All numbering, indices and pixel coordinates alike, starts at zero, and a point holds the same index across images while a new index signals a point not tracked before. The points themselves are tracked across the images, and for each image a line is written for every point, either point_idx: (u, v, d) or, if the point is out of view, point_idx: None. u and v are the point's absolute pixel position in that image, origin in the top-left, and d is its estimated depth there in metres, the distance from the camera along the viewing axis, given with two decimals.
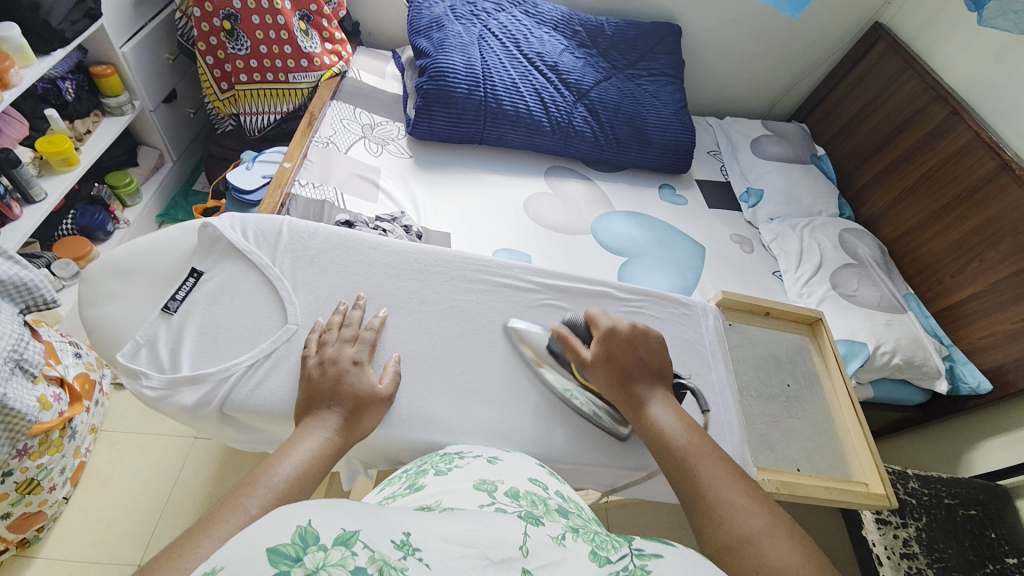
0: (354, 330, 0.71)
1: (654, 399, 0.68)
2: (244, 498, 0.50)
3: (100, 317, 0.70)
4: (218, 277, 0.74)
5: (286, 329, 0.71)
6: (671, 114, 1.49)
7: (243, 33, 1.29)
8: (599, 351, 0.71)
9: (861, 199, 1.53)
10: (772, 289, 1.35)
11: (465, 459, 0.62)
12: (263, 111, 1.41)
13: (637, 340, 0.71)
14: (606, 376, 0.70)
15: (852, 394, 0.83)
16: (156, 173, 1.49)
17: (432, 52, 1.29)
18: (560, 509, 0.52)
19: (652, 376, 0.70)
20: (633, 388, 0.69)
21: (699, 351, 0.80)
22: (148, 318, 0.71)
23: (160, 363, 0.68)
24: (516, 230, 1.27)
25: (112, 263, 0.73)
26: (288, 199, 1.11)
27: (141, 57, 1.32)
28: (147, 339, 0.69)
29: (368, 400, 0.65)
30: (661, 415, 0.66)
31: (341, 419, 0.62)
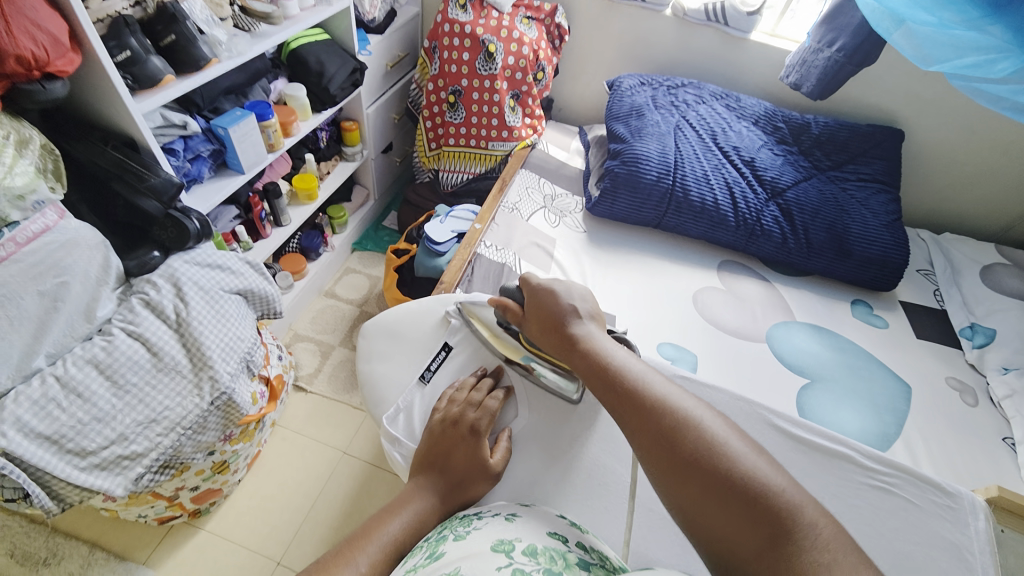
0: (479, 397, 0.72)
1: (585, 322, 0.73)
2: (355, 551, 0.54)
3: (374, 373, 0.83)
4: (463, 354, 0.82)
5: (517, 422, 0.75)
6: (881, 226, 1.32)
7: (461, 106, 1.49)
8: (527, 307, 0.77)
9: None
10: (1005, 462, 1.07)
11: (482, 520, 0.56)
12: (459, 169, 1.58)
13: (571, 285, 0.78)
14: (537, 323, 0.74)
15: None
16: (360, 208, 1.74)
17: (629, 138, 1.34)
18: (581, 565, 0.49)
19: (587, 313, 0.75)
20: (571, 321, 0.72)
21: (971, 565, 0.66)
22: (408, 385, 0.80)
23: (412, 433, 0.74)
24: (681, 324, 1.21)
25: (385, 325, 0.88)
26: (474, 257, 1.21)
27: (378, 117, 1.58)
28: (405, 405, 0.78)
29: (475, 474, 0.65)
30: (593, 336, 0.70)
31: (444, 488, 0.64)
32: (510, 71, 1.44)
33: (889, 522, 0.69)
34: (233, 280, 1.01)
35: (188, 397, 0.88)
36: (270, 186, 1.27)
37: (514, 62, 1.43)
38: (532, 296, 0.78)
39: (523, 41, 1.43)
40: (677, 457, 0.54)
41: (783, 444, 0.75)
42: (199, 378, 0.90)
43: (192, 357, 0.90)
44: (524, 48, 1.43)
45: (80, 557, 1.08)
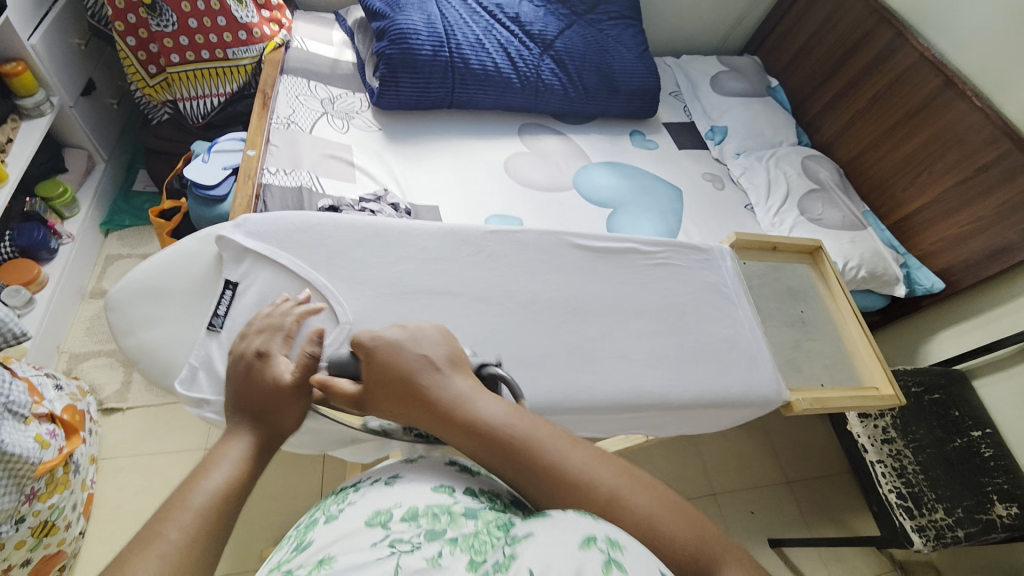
0: (271, 321, 0.63)
1: (492, 411, 0.51)
2: (165, 525, 0.43)
3: (144, 344, 0.67)
4: (254, 287, 0.68)
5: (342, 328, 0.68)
6: (636, 59, 1.49)
7: (167, 7, 1.13)
8: (364, 382, 0.55)
9: (816, 126, 1.60)
10: (748, 222, 1.44)
11: (360, 490, 0.52)
12: (202, 94, 1.27)
13: (410, 341, 0.56)
14: (392, 402, 0.53)
15: (855, 309, 0.95)
16: (89, 177, 1.33)
17: (389, 13, 1.20)
18: (468, 514, 0.45)
19: (451, 367, 0.55)
20: (477, 408, 0.51)
21: (724, 292, 0.89)
22: (196, 338, 0.66)
23: (221, 383, 0.64)
24: (503, 194, 1.26)
25: (138, 285, 0.69)
26: (262, 189, 1.04)
27: (51, 46, 1.13)
28: (202, 361, 0.65)
29: (282, 393, 0.56)
30: (487, 407, 0.51)
31: (254, 417, 0.55)
32: None
33: (677, 288, 0.88)
34: None
35: None
36: None
37: None
38: (366, 365, 0.55)
39: None
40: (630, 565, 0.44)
41: (600, 261, 0.86)
42: None
43: None
44: None
45: None
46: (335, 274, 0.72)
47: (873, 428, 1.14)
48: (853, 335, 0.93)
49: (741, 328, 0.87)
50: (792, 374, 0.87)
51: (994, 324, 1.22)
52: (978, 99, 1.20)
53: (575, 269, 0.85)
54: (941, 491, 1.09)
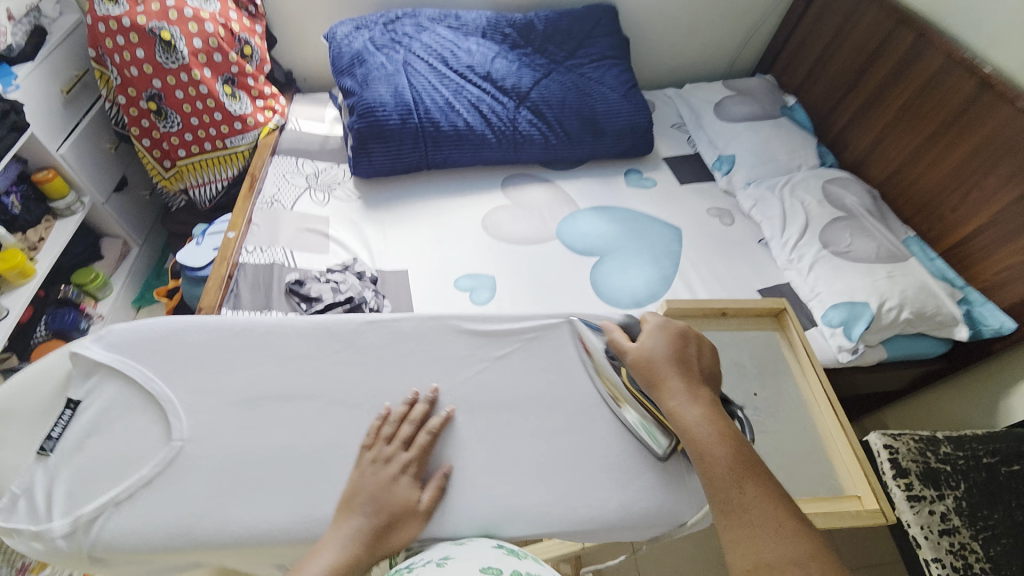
0: (412, 430, 0.55)
1: (696, 398, 0.57)
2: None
3: None
4: (99, 405, 0.51)
5: (166, 449, 0.50)
6: (620, 97, 1.43)
7: (171, 110, 1.28)
8: (642, 351, 0.60)
9: (843, 143, 1.41)
10: (761, 260, 1.27)
11: (411, 571, 0.48)
12: (208, 181, 1.39)
13: (682, 340, 0.62)
14: (645, 380, 0.59)
15: (830, 391, 0.72)
16: (123, 261, 1.49)
17: (358, 89, 1.25)
18: None
19: (690, 371, 0.59)
20: (669, 390, 0.57)
21: None
22: (20, 463, 0.49)
23: (37, 513, 0.47)
24: (478, 252, 1.22)
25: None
26: (237, 269, 1.09)
27: (81, 153, 1.31)
28: (26, 487, 0.48)
29: (399, 515, 0.51)
30: (694, 407, 0.56)
31: (367, 533, 0.49)
32: (204, 55, 1.25)
33: None
34: None
35: None
36: None
37: (203, 43, 1.25)
38: (637, 352, 0.60)
39: (202, 17, 1.24)
40: None
41: None
42: None
43: None
44: (207, 24, 1.24)
45: None
46: None
47: (929, 516, 0.89)
48: (830, 426, 0.70)
49: None
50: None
51: None
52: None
53: None
54: None
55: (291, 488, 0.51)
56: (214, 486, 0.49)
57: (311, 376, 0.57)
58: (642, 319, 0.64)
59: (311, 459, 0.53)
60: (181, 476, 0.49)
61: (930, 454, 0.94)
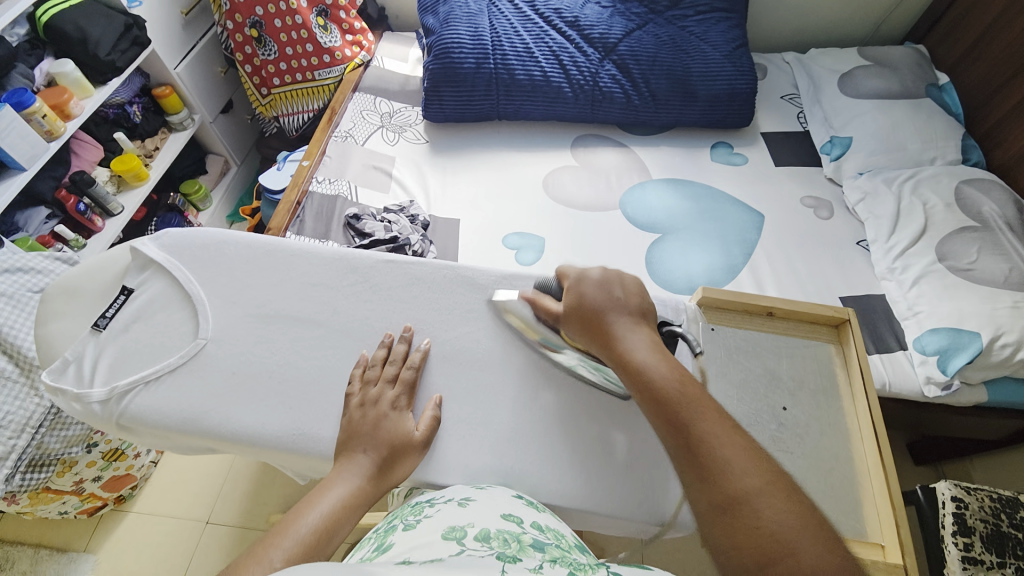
0: (395, 369, 0.57)
1: (638, 340, 0.54)
2: (267, 551, 0.46)
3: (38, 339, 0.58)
4: (144, 298, 0.56)
5: (192, 345, 0.55)
6: (722, 58, 1.27)
7: (269, 39, 1.35)
8: (573, 303, 0.58)
9: (997, 138, 1.14)
10: (855, 264, 1.09)
11: (435, 505, 0.51)
12: (298, 111, 1.47)
13: (611, 281, 0.58)
14: (583, 331, 0.56)
15: (879, 421, 0.61)
16: (223, 178, 1.66)
17: (438, 29, 1.23)
18: (537, 547, 0.43)
19: (632, 316, 0.56)
20: (614, 335, 0.55)
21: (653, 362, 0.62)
22: (78, 336, 0.55)
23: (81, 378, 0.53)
24: (533, 212, 1.18)
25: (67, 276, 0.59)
26: (305, 196, 1.16)
27: (195, 73, 1.44)
28: (77, 356, 0.54)
29: (399, 449, 0.53)
30: (637, 347, 0.54)
31: (373, 464, 0.52)
32: None
33: None
34: (42, 278, 0.99)
35: (25, 398, 0.89)
36: (77, 177, 1.19)
37: None
38: (575, 300, 0.58)
39: None
40: (729, 533, 0.44)
41: None
42: (31, 378, 0.90)
43: (16, 361, 0.90)
44: None
45: (27, 559, 1.14)
46: None
47: None
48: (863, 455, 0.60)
49: None
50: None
51: None
52: None
53: None
54: None
55: (289, 404, 0.55)
56: (224, 387, 0.54)
57: (326, 305, 0.59)
58: (561, 274, 0.61)
59: (312, 381, 0.56)
60: (202, 370, 0.54)
61: (1004, 517, 0.80)
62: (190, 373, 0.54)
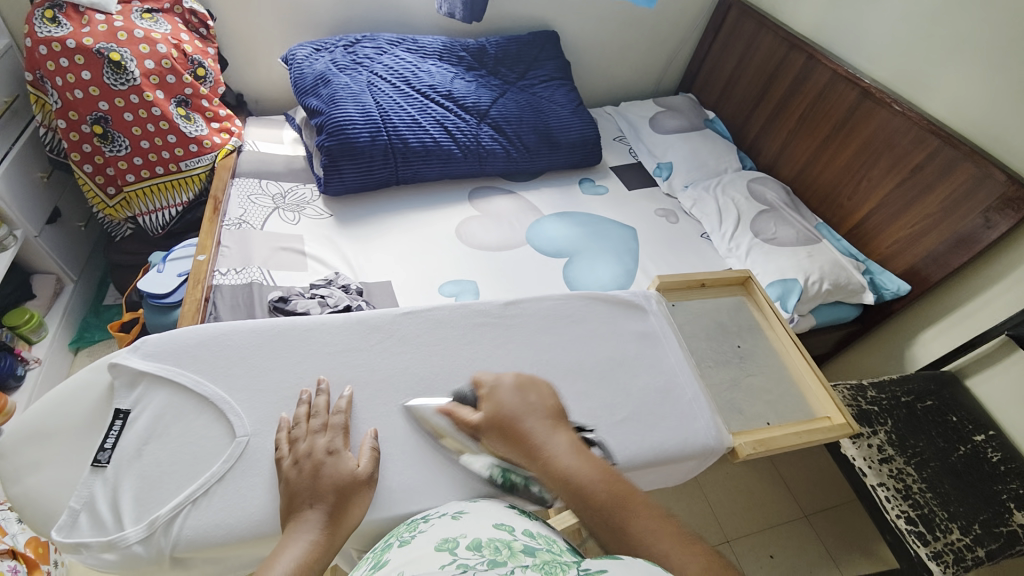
0: (323, 419, 0.65)
1: (557, 445, 0.61)
2: None
3: (29, 492, 0.60)
4: (146, 414, 0.64)
5: (236, 445, 0.63)
6: (570, 114, 1.58)
7: (118, 133, 1.22)
8: (485, 414, 0.66)
9: (758, 148, 1.65)
10: (706, 251, 1.44)
11: (428, 522, 0.56)
12: (161, 207, 1.32)
13: (524, 390, 0.68)
14: (504, 440, 0.63)
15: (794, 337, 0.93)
16: (57, 299, 1.36)
17: (325, 109, 1.29)
18: (527, 550, 0.46)
19: (547, 421, 0.64)
20: (535, 445, 0.62)
21: (654, 337, 0.86)
22: (79, 479, 0.61)
23: (104, 524, 0.58)
24: (456, 260, 1.27)
25: (26, 426, 0.62)
26: (212, 291, 1.06)
27: (12, 183, 1.20)
28: (84, 502, 0.59)
29: (350, 486, 0.60)
30: (561, 450, 0.61)
31: (326, 515, 0.57)
32: (156, 76, 1.22)
33: (621, 335, 0.85)
34: None
35: None
36: None
37: (156, 65, 1.21)
38: (495, 415, 0.65)
39: (154, 38, 1.21)
40: None
41: (543, 321, 0.84)
42: None
43: None
44: (159, 46, 1.21)
45: None
46: (236, 383, 0.68)
47: (868, 448, 1.11)
48: (799, 366, 0.91)
49: (675, 378, 0.82)
50: (734, 418, 0.83)
51: (970, 319, 1.19)
52: (897, 104, 1.24)
53: (518, 330, 0.82)
54: (954, 508, 1.04)
55: None
56: None
57: None
58: (476, 383, 0.70)
59: None
60: (249, 465, 0.62)
61: (861, 398, 1.19)
62: (242, 472, 0.62)
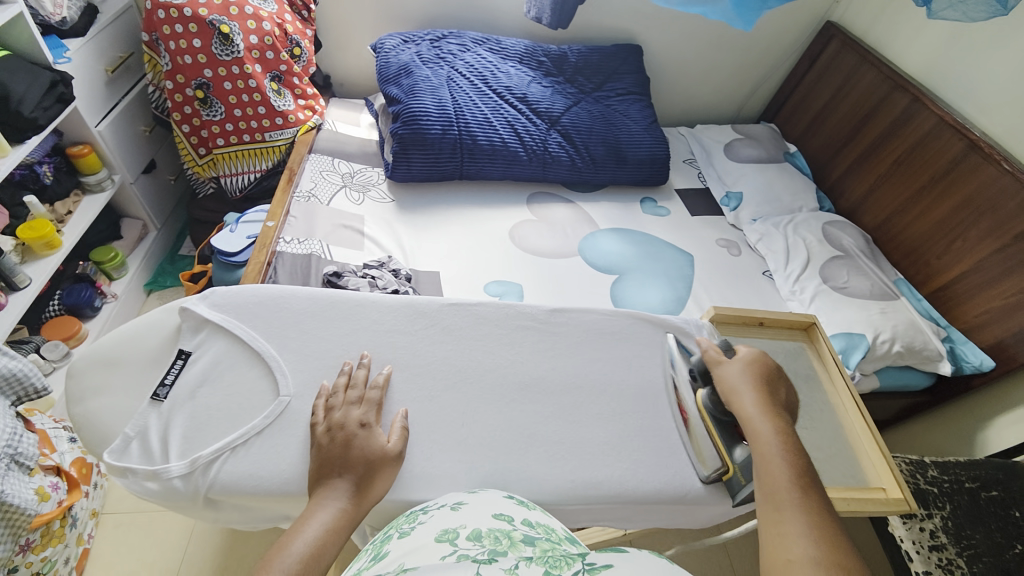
0: (359, 392, 0.67)
1: (768, 417, 0.66)
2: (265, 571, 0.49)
3: (91, 414, 0.65)
4: (204, 358, 0.68)
5: (277, 404, 0.66)
6: (642, 130, 1.54)
7: (216, 100, 1.31)
8: (735, 362, 0.73)
9: (839, 189, 1.55)
10: (765, 290, 1.36)
11: (429, 513, 0.55)
12: (241, 171, 1.42)
13: (769, 362, 0.72)
14: (724, 391, 0.71)
15: (855, 395, 0.86)
16: (140, 243, 1.49)
17: (403, 98, 1.34)
18: (527, 540, 0.45)
19: (769, 393, 0.69)
20: (743, 404, 0.68)
21: None
22: (138, 409, 0.65)
23: (151, 455, 0.62)
24: (505, 261, 1.28)
25: (99, 352, 0.68)
26: (275, 257, 1.12)
27: (118, 132, 1.33)
28: (138, 431, 0.63)
29: (378, 464, 0.61)
30: (760, 420, 0.66)
31: (353, 486, 0.58)
32: (258, 51, 1.30)
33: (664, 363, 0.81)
34: None
35: None
36: None
37: (258, 41, 1.30)
38: (730, 370, 0.72)
39: (261, 16, 1.30)
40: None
41: (586, 335, 0.82)
42: None
43: None
44: (264, 24, 1.30)
45: None
46: (286, 345, 0.72)
47: (919, 531, 1.02)
48: (857, 427, 0.84)
49: None
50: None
51: None
52: (1007, 163, 1.12)
53: (560, 341, 0.80)
54: None
55: None
56: None
57: None
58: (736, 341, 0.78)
59: None
60: (287, 426, 0.65)
61: (918, 476, 1.07)
62: (276, 431, 0.64)
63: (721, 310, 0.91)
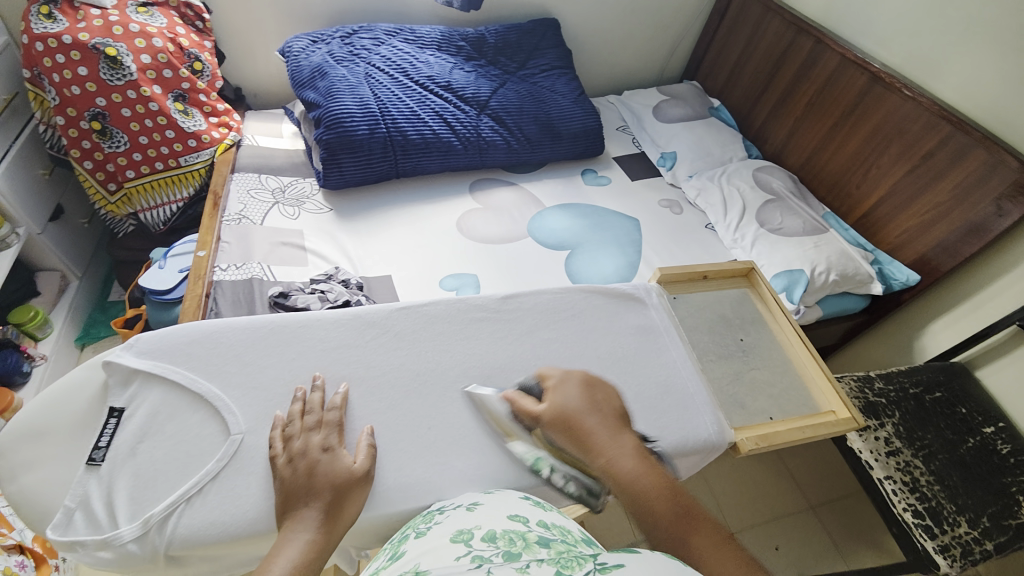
0: (317, 416, 0.65)
1: (623, 449, 0.62)
2: None
3: (27, 491, 0.60)
4: (141, 411, 0.64)
5: (230, 443, 0.63)
6: (572, 103, 1.55)
7: (117, 130, 1.21)
8: (550, 407, 0.66)
9: (764, 136, 1.62)
10: (710, 242, 1.42)
11: (445, 513, 0.56)
12: (161, 203, 1.32)
13: (589, 390, 0.69)
14: (563, 434, 0.64)
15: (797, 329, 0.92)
16: (62, 296, 1.37)
17: (323, 101, 1.28)
18: (541, 542, 0.46)
19: (611, 422, 0.65)
20: (589, 446, 0.62)
21: (655, 331, 0.85)
22: (75, 477, 0.61)
23: (98, 524, 0.58)
24: (457, 254, 1.26)
25: (24, 424, 0.63)
26: (213, 287, 1.06)
27: (14, 181, 1.20)
28: (79, 500, 0.59)
29: (348, 484, 0.60)
30: (619, 455, 0.61)
31: (323, 513, 0.57)
32: (153, 71, 1.21)
33: (623, 329, 0.84)
34: None
35: None
36: None
37: (152, 59, 1.20)
38: (553, 412, 0.66)
39: (150, 33, 1.20)
40: None
41: (542, 315, 0.83)
42: None
43: None
44: (155, 40, 1.21)
45: None
46: (231, 381, 0.68)
47: (874, 441, 1.10)
48: (804, 358, 0.90)
49: (675, 371, 0.81)
50: (736, 412, 0.82)
51: (980, 309, 1.17)
52: (908, 89, 1.21)
53: (518, 325, 0.81)
54: (962, 501, 1.03)
55: None
56: None
57: None
58: (542, 377, 0.72)
59: None
60: (245, 463, 0.62)
61: (867, 390, 1.17)
62: (243, 468, 0.62)
63: (666, 270, 0.94)
